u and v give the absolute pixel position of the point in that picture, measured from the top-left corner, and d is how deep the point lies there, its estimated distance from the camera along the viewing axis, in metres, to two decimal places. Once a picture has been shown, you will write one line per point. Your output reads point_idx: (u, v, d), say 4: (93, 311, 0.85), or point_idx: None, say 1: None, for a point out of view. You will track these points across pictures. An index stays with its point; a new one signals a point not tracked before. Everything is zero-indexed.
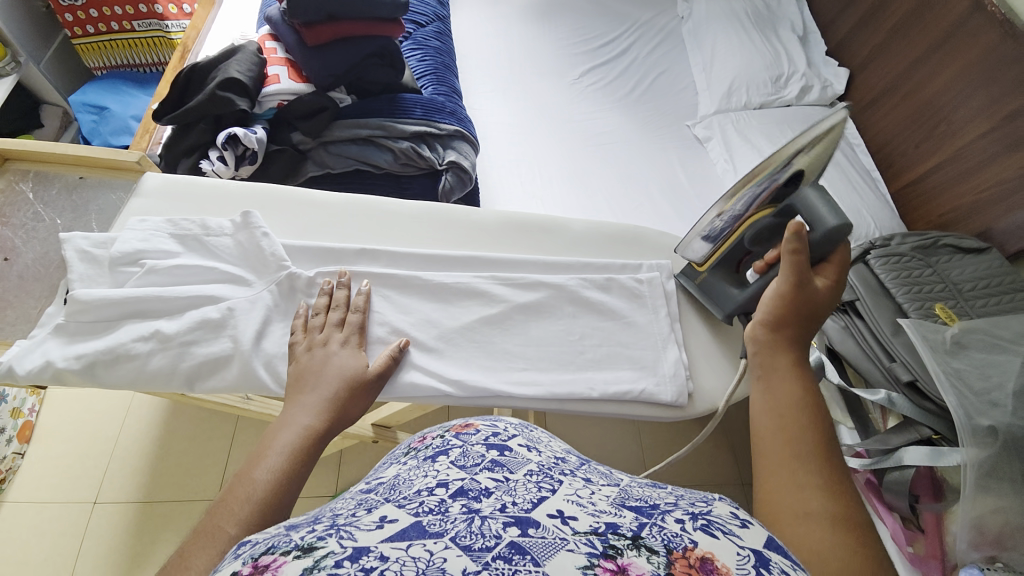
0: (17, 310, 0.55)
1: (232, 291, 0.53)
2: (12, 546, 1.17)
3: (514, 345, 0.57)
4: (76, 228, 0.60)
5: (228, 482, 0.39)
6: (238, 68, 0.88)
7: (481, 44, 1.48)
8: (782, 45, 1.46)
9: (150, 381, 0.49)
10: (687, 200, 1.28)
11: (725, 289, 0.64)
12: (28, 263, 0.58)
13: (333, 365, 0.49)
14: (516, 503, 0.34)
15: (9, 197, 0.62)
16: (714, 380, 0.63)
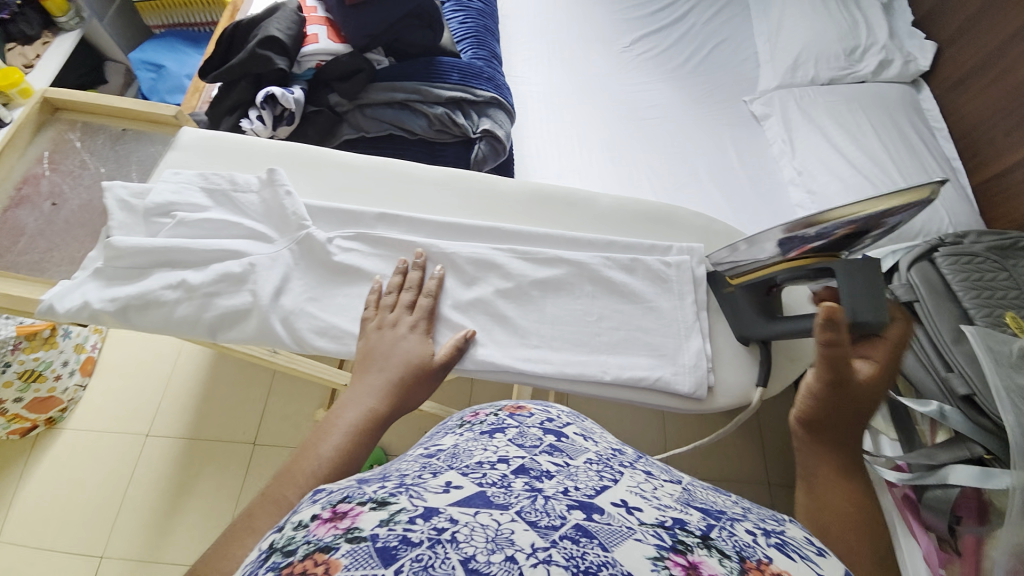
0: (62, 252, 0.58)
1: (255, 247, 0.54)
2: (79, 467, 1.31)
3: (528, 321, 0.56)
4: (117, 177, 0.62)
5: (296, 452, 0.40)
6: (278, 26, 0.88)
7: (526, 6, 1.42)
8: (862, 13, 1.31)
9: (176, 328, 0.51)
10: (735, 182, 1.19)
11: (746, 310, 0.57)
12: (74, 208, 0.61)
13: (402, 351, 0.49)
14: (579, 488, 0.34)
15: (60, 145, 0.65)
16: (741, 376, 0.58)
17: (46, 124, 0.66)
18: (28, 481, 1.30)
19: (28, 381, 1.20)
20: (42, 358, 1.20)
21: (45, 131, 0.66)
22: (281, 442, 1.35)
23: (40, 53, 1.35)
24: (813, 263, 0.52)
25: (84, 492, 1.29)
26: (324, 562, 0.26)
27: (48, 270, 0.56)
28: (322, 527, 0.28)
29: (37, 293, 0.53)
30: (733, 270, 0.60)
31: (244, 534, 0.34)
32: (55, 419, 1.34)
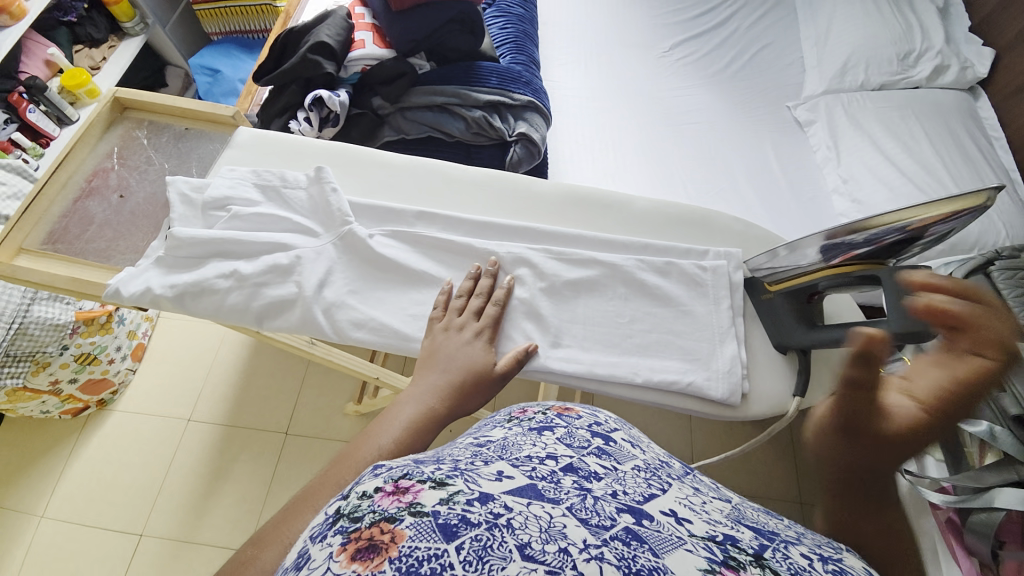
0: (128, 242, 0.61)
1: (302, 240, 0.56)
2: (127, 446, 1.40)
3: (561, 321, 0.56)
4: (179, 173, 0.66)
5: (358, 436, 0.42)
6: (329, 32, 0.92)
7: (565, 12, 1.43)
8: (916, 16, 1.26)
9: (227, 314, 0.54)
10: (775, 189, 1.16)
11: (784, 318, 0.57)
12: (139, 201, 0.65)
13: (466, 356, 0.50)
14: (628, 493, 0.35)
15: (127, 143, 0.69)
16: (777, 385, 0.57)
17: (115, 122, 0.70)
18: (81, 458, 1.38)
19: (83, 364, 1.27)
20: (98, 343, 1.27)
21: (115, 128, 0.70)
22: (312, 433, 1.40)
23: (106, 56, 1.50)
24: (858, 270, 0.51)
25: (131, 470, 1.36)
26: (390, 531, 0.26)
27: (112, 257, 0.60)
28: (386, 499, 0.29)
29: (100, 278, 0.57)
30: (769, 276, 0.59)
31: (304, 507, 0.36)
32: (105, 402, 1.42)
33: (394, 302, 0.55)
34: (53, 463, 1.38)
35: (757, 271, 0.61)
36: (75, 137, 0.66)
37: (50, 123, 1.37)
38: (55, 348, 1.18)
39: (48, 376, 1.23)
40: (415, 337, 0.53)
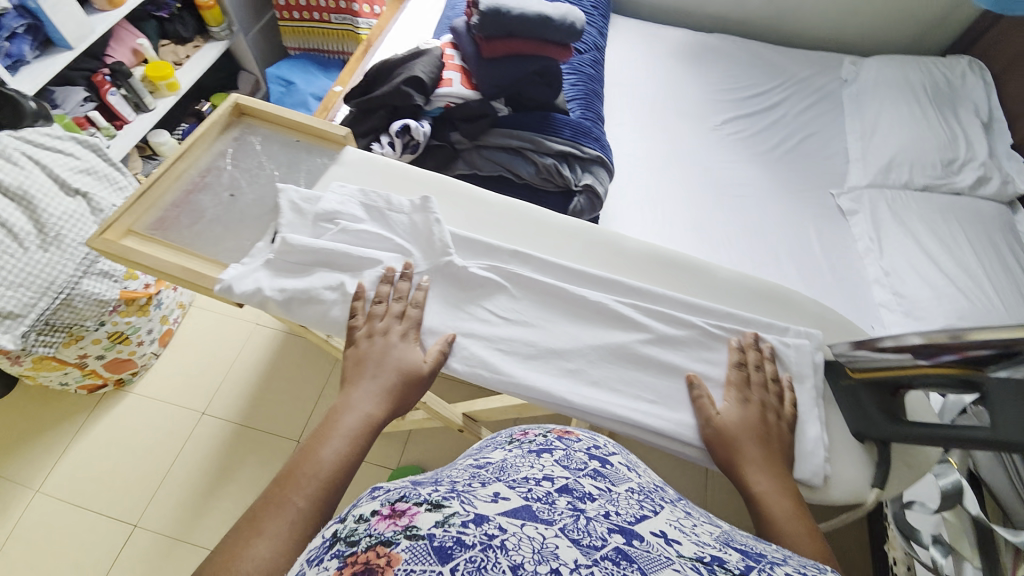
0: (234, 240, 0.61)
1: (401, 263, 0.59)
2: (132, 431, 1.38)
3: (646, 376, 0.56)
4: (287, 181, 0.66)
5: (296, 457, 0.45)
6: (423, 68, 0.98)
7: (628, 77, 1.52)
8: (960, 128, 1.33)
9: (326, 324, 0.56)
10: (816, 271, 1.20)
11: (866, 408, 0.57)
12: (248, 202, 0.65)
13: (393, 359, 0.52)
14: (620, 514, 0.36)
15: (240, 145, 0.70)
16: (857, 471, 0.56)
17: (231, 124, 0.71)
18: (86, 438, 1.36)
19: (115, 342, 1.29)
20: (133, 323, 1.30)
21: (230, 131, 0.71)
22: None
23: (190, 54, 1.55)
24: (961, 373, 0.50)
25: (133, 458, 1.34)
26: (385, 555, 0.28)
27: (218, 252, 0.60)
28: (383, 522, 0.31)
29: (209, 271, 0.58)
30: (851, 362, 0.60)
31: (251, 535, 0.39)
32: (123, 382, 1.42)
33: (483, 334, 0.55)
34: (57, 440, 1.36)
35: (840, 355, 0.61)
36: (195, 134, 0.67)
37: (127, 108, 1.40)
38: (93, 323, 1.20)
39: (78, 349, 1.23)
40: (503, 370, 0.54)
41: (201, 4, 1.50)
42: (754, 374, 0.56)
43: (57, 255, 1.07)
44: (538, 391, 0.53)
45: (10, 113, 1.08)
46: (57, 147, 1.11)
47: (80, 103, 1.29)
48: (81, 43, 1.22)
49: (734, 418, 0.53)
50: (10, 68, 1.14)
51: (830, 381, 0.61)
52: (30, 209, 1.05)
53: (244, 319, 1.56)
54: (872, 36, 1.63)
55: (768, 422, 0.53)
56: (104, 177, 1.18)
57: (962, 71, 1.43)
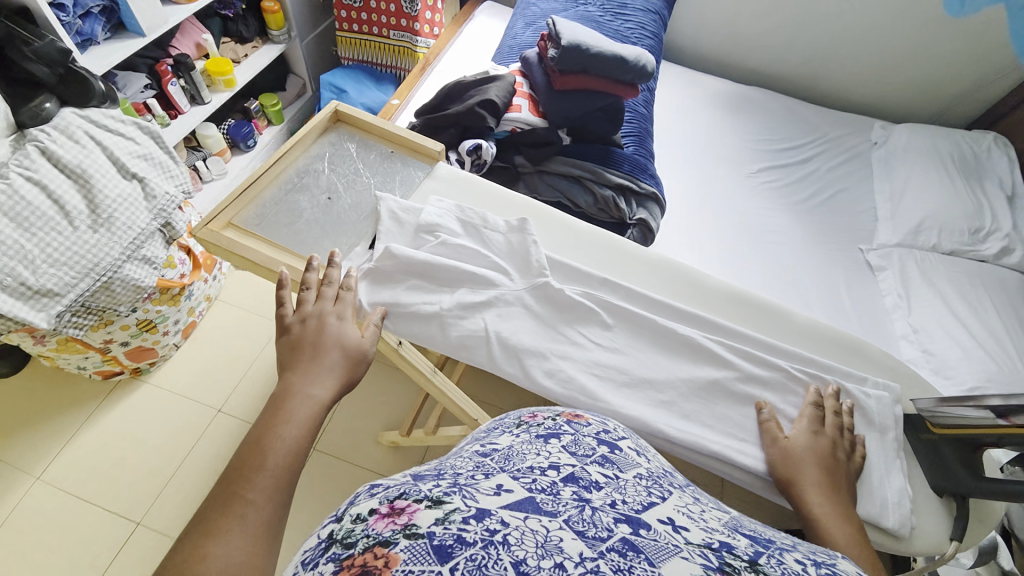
0: (334, 242, 0.62)
1: (499, 280, 0.60)
2: (142, 422, 1.34)
3: (733, 414, 0.58)
4: (384, 189, 0.68)
5: (241, 450, 0.41)
6: (497, 92, 1.01)
7: (671, 120, 1.58)
8: (986, 199, 1.40)
9: (426, 337, 0.56)
10: (846, 320, 1.24)
11: (949, 463, 0.58)
12: (346, 205, 0.66)
13: (329, 340, 0.51)
14: (626, 502, 0.35)
15: (338, 150, 0.72)
16: (937, 523, 0.57)
17: (328, 129, 0.73)
18: (96, 425, 1.32)
19: (142, 329, 1.27)
20: (163, 312, 1.29)
21: (326, 134, 0.73)
22: (336, 454, 1.32)
23: (248, 54, 1.58)
24: None
25: (139, 451, 1.30)
26: (383, 556, 0.28)
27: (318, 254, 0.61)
28: (381, 522, 0.30)
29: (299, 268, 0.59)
30: (933, 416, 0.60)
31: (203, 536, 0.34)
32: (140, 371, 1.39)
33: (580, 358, 0.57)
34: (66, 424, 1.32)
35: (920, 409, 0.62)
36: (295, 137, 0.70)
37: (184, 99, 1.42)
38: (126, 309, 1.17)
39: (105, 334, 1.20)
40: (601, 396, 0.55)
41: (267, 8, 1.55)
42: (831, 417, 0.56)
43: (106, 237, 1.04)
44: (636, 421, 0.54)
45: (76, 90, 1.06)
46: (120, 131, 1.10)
47: (141, 91, 1.31)
48: (153, 31, 1.23)
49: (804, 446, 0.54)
50: (78, 45, 1.13)
51: (910, 434, 0.62)
52: (84, 186, 1.03)
53: (269, 318, 1.54)
54: (899, 105, 1.72)
55: (837, 457, 0.54)
56: (159, 164, 1.15)
57: (987, 145, 1.50)
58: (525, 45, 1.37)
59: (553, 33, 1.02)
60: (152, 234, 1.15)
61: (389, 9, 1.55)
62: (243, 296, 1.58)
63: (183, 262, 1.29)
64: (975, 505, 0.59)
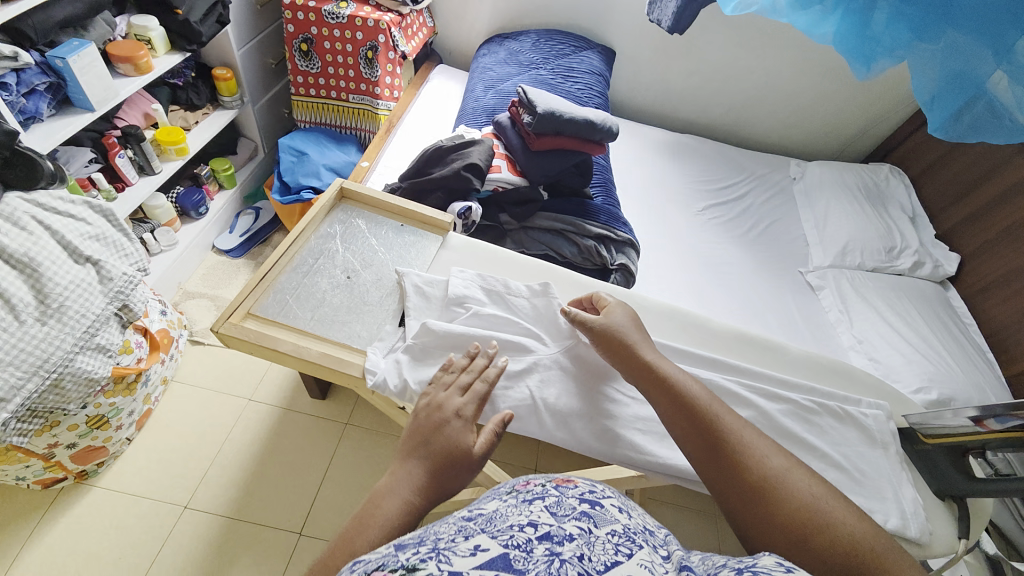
0: (364, 322, 0.70)
1: (534, 345, 0.69)
2: (91, 534, 1.17)
3: None
4: (404, 265, 0.76)
5: (330, 546, 0.43)
6: (479, 155, 1.05)
7: (624, 168, 1.72)
8: (893, 222, 1.62)
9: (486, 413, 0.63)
10: (801, 334, 1.39)
11: (947, 470, 0.67)
12: (369, 282, 0.74)
13: (446, 439, 0.52)
14: (593, 558, 0.34)
15: (351, 230, 0.80)
16: (946, 525, 0.65)
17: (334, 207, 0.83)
18: (37, 546, 1.14)
19: (93, 427, 1.13)
20: (117, 404, 1.16)
21: (334, 212, 0.82)
22: (328, 534, 1.23)
23: (199, 120, 1.54)
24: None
25: (92, 570, 1.13)
26: None
27: (352, 338, 0.68)
28: None
29: (338, 351, 0.66)
30: (921, 428, 0.70)
31: None
32: (86, 474, 1.22)
33: (625, 416, 0.65)
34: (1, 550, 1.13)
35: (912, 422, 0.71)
36: (306, 219, 0.77)
37: (132, 170, 1.36)
38: (75, 406, 1.04)
39: (50, 438, 1.06)
40: (647, 448, 0.64)
41: (218, 75, 1.51)
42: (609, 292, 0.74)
43: (56, 328, 0.94)
44: (676, 465, 0.63)
45: (22, 172, 0.98)
46: (70, 212, 1.02)
47: (85, 165, 1.24)
48: (103, 105, 1.17)
49: (620, 319, 0.67)
50: (20, 123, 1.06)
51: (907, 446, 0.71)
52: (32, 276, 0.93)
53: (234, 394, 1.43)
54: (807, 144, 1.99)
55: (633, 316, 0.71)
56: (114, 246, 1.07)
57: (885, 175, 1.76)
58: (489, 106, 1.45)
59: (527, 100, 1.10)
60: (107, 319, 1.04)
61: (347, 75, 1.59)
62: (203, 374, 1.45)
63: (140, 344, 1.18)
64: (974, 504, 0.67)
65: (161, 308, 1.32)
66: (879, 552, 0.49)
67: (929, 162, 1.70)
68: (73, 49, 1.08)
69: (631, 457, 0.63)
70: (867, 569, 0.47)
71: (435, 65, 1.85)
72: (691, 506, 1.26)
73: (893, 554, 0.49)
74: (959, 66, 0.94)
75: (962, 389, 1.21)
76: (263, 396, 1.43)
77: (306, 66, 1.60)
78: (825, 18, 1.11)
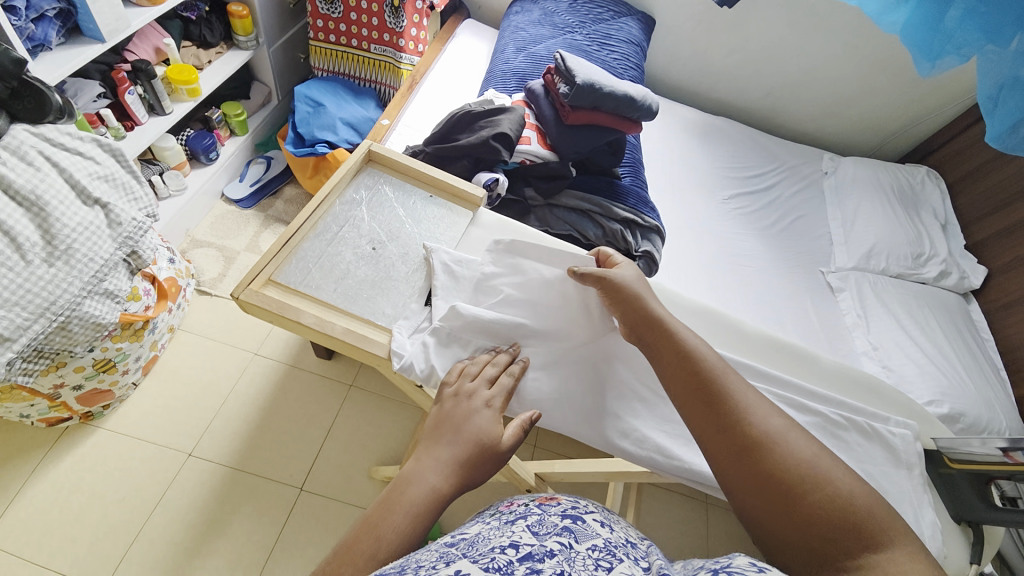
0: (389, 298, 0.70)
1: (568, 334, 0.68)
2: (95, 474, 1.19)
3: None
4: (431, 239, 0.75)
5: (355, 527, 0.42)
6: (510, 124, 1.00)
7: (652, 148, 1.65)
8: (924, 228, 1.57)
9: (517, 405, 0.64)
10: (816, 335, 1.37)
11: (969, 497, 0.69)
12: (393, 255, 0.73)
13: (474, 427, 0.53)
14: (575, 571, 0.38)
15: (376, 196, 0.79)
16: (959, 550, 0.68)
17: (361, 170, 0.81)
18: (43, 481, 1.16)
19: (99, 371, 1.12)
20: (124, 349, 1.15)
21: (359, 175, 0.81)
22: (329, 493, 1.25)
23: (212, 60, 1.46)
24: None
25: (96, 508, 1.15)
26: None
27: (376, 315, 0.68)
28: None
29: (360, 328, 0.66)
30: (950, 452, 0.71)
31: None
32: (91, 416, 1.23)
33: (650, 417, 0.66)
34: (6, 482, 1.15)
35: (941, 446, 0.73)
36: (331, 181, 0.76)
37: (141, 108, 1.30)
38: (82, 349, 1.03)
39: (56, 378, 1.06)
40: (672, 452, 0.64)
41: (233, 12, 1.43)
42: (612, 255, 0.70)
43: (63, 271, 0.92)
44: (699, 471, 0.63)
45: (31, 104, 0.93)
46: (78, 149, 0.97)
47: (93, 100, 1.19)
48: (114, 36, 1.11)
49: (632, 276, 0.65)
50: (28, 51, 1.01)
51: (932, 468, 0.73)
52: (38, 215, 0.90)
53: (240, 348, 1.41)
54: (842, 138, 1.91)
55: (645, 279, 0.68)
56: (121, 186, 1.02)
57: (922, 178, 1.69)
58: (520, 70, 1.37)
59: (565, 68, 1.03)
60: (115, 264, 1.01)
61: (371, 23, 1.50)
62: (211, 325, 1.43)
63: (147, 292, 1.16)
64: (987, 529, 0.70)
65: (169, 256, 1.29)
66: (867, 514, 0.46)
67: (970, 169, 1.62)
68: None
69: (655, 459, 0.64)
70: (857, 535, 0.45)
71: (463, 20, 1.74)
72: (681, 491, 1.29)
73: (886, 517, 0.46)
74: (1017, 73, 0.88)
75: (973, 406, 1.20)
76: (269, 351, 1.42)
77: (326, 9, 1.50)
78: (897, 6, 1.04)
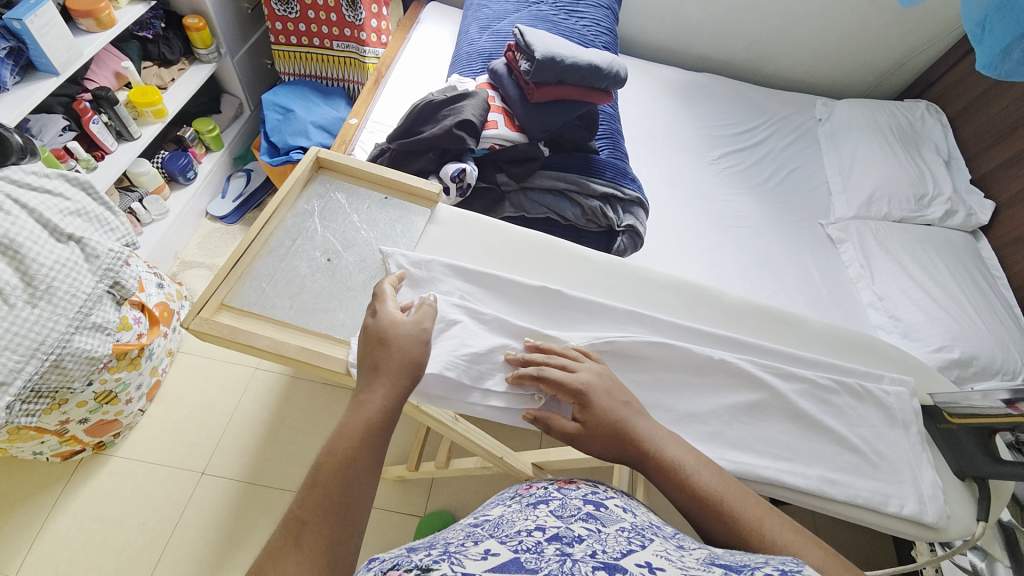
0: (357, 307, 0.69)
1: (545, 327, 0.70)
2: (116, 500, 1.22)
3: (759, 444, 0.65)
4: (392, 243, 0.75)
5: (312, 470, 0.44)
6: (472, 110, 0.96)
7: (632, 116, 1.59)
8: (926, 166, 1.50)
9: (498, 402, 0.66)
10: (818, 292, 1.33)
11: (972, 451, 0.67)
12: (351, 266, 0.72)
13: (412, 346, 0.55)
14: (606, 551, 0.37)
15: (331, 204, 0.78)
16: (965, 507, 0.67)
17: (313, 178, 0.80)
18: (65, 512, 1.20)
19: (102, 402, 1.15)
20: (123, 379, 1.17)
21: (310, 185, 0.80)
22: None
23: (175, 78, 1.44)
24: None
25: (118, 532, 1.19)
26: None
27: (335, 328, 0.67)
28: None
29: (321, 345, 0.64)
30: (948, 407, 0.70)
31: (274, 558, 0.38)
32: (103, 445, 1.26)
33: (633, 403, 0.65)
34: (28, 519, 1.19)
35: (939, 402, 0.71)
36: (281, 196, 0.76)
37: (110, 136, 1.29)
38: (81, 383, 1.04)
39: (60, 415, 1.08)
40: None
41: (189, 25, 1.38)
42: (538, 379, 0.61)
43: (48, 310, 0.92)
44: None
45: None
46: (45, 187, 0.97)
47: (59, 134, 1.19)
48: (68, 68, 1.09)
49: (602, 412, 0.55)
50: None
51: (932, 424, 0.72)
52: (13, 258, 0.90)
53: (241, 363, 1.43)
54: (835, 81, 1.83)
55: (614, 393, 0.58)
56: (95, 219, 1.03)
57: (922, 113, 1.61)
58: (484, 50, 1.32)
59: (524, 45, 0.99)
60: (100, 297, 1.01)
61: (329, 18, 1.45)
62: (209, 346, 1.45)
63: (138, 320, 1.16)
64: (993, 483, 0.68)
65: (158, 281, 1.29)
66: None
67: (972, 99, 1.53)
68: (29, 7, 0.98)
69: None
70: None
71: (425, 4, 1.68)
72: None
73: None
74: None
75: (986, 348, 1.16)
76: (268, 365, 1.43)
77: (283, 10, 1.45)
78: None
